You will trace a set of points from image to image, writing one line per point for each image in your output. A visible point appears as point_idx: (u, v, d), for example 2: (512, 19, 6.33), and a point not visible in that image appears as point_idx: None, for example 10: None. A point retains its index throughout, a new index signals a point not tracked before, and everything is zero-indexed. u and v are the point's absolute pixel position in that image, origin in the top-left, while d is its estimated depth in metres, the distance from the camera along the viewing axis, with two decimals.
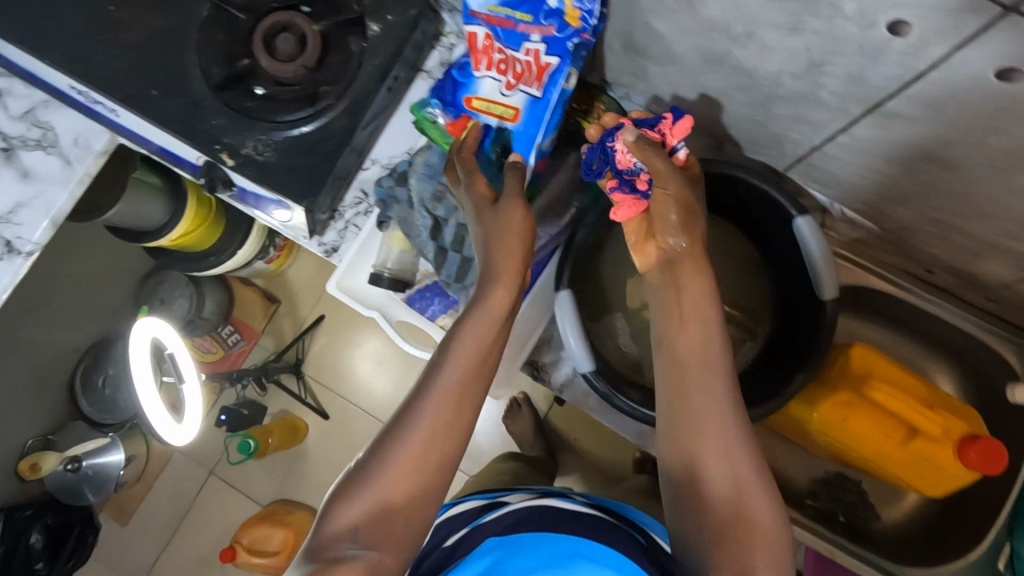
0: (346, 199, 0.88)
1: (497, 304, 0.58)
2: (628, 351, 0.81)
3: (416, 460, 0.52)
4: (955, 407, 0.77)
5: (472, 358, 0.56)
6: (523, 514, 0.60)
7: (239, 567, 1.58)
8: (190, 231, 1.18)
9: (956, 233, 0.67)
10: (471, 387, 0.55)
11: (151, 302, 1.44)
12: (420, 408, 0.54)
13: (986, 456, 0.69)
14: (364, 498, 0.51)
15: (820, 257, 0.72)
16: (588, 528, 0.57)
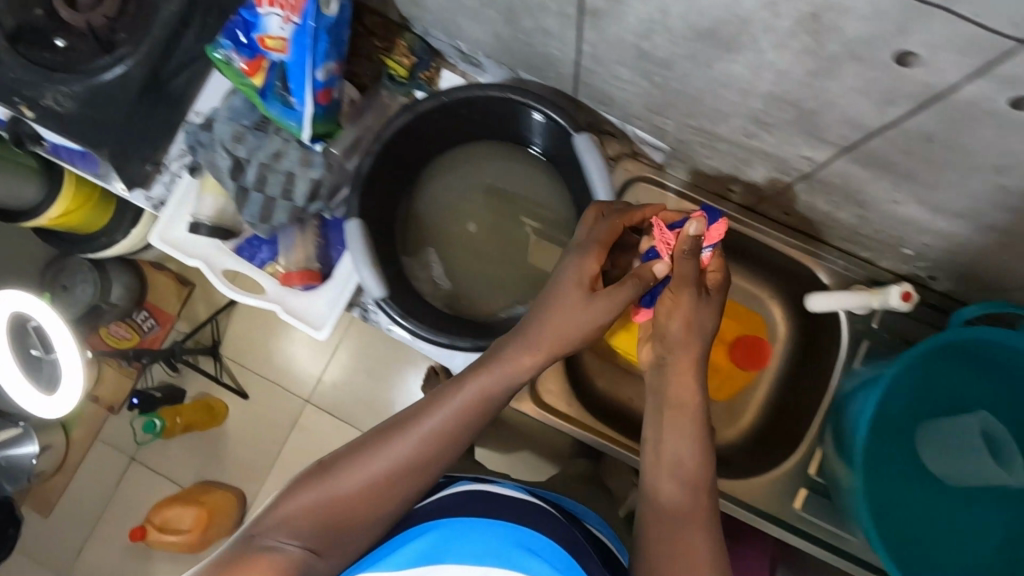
0: (170, 151, 0.90)
1: (475, 392, 0.59)
2: (440, 283, 0.82)
3: (383, 481, 0.56)
4: (739, 313, 0.93)
5: (477, 397, 0.59)
6: (474, 502, 0.59)
7: (152, 546, 1.47)
8: (71, 209, 1.07)
9: (719, 140, 0.68)
10: (453, 426, 0.58)
11: (53, 287, 1.42)
12: (402, 435, 0.57)
13: (750, 351, 0.92)
14: (323, 490, 0.55)
15: (596, 173, 0.71)
16: (524, 515, 0.58)
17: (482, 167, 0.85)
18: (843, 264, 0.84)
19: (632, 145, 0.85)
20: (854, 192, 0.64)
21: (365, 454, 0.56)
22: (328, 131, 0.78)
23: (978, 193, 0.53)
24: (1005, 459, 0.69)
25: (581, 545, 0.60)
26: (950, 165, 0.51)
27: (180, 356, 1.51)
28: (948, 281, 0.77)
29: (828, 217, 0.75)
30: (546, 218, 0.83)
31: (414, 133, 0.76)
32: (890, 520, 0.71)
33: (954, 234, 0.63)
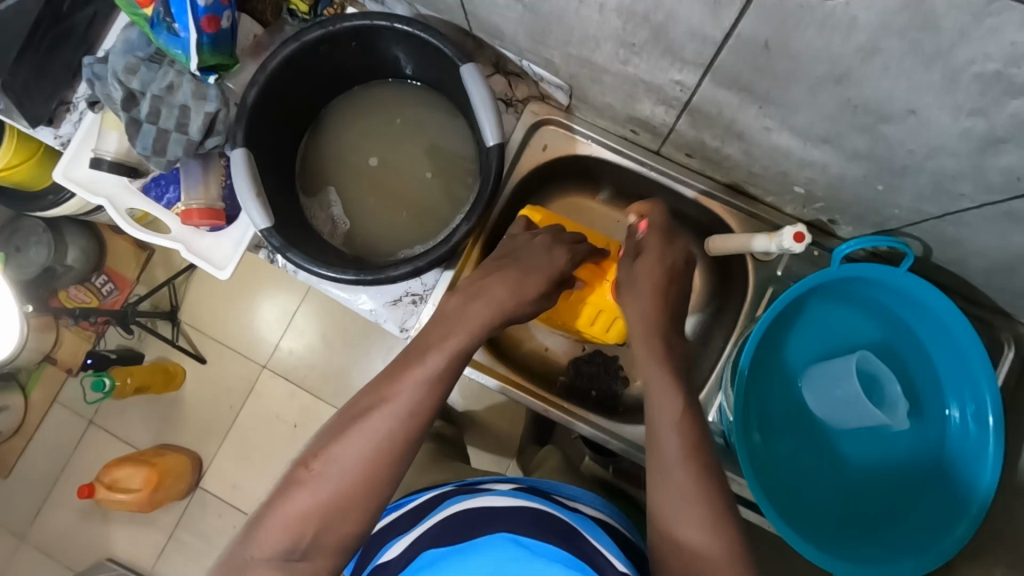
0: (78, 90, 0.89)
1: (445, 359, 0.60)
2: (339, 223, 0.85)
3: (376, 463, 0.53)
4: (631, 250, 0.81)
5: (442, 366, 0.60)
6: (474, 516, 0.55)
7: (101, 506, 1.40)
8: (14, 165, 1.03)
9: (602, 71, 0.68)
10: (436, 400, 0.58)
11: (6, 247, 1.35)
12: (380, 413, 0.55)
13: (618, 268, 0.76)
14: (322, 484, 0.52)
15: (480, 103, 0.71)
16: (524, 522, 0.54)
17: (381, 109, 0.87)
18: (749, 212, 0.82)
19: (539, 87, 0.82)
20: (729, 121, 0.63)
21: (347, 445, 0.54)
22: (222, 64, 0.78)
23: (829, 110, 0.53)
24: (882, 399, 0.69)
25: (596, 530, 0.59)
26: (793, 77, 0.51)
27: (133, 318, 1.42)
28: (847, 225, 0.75)
29: (721, 156, 0.74)
30: (440, 159, 0.87)
31: (301, 66, 0.75)
32: (769, 460, 0.72)
33: (827, 164, 0.63)
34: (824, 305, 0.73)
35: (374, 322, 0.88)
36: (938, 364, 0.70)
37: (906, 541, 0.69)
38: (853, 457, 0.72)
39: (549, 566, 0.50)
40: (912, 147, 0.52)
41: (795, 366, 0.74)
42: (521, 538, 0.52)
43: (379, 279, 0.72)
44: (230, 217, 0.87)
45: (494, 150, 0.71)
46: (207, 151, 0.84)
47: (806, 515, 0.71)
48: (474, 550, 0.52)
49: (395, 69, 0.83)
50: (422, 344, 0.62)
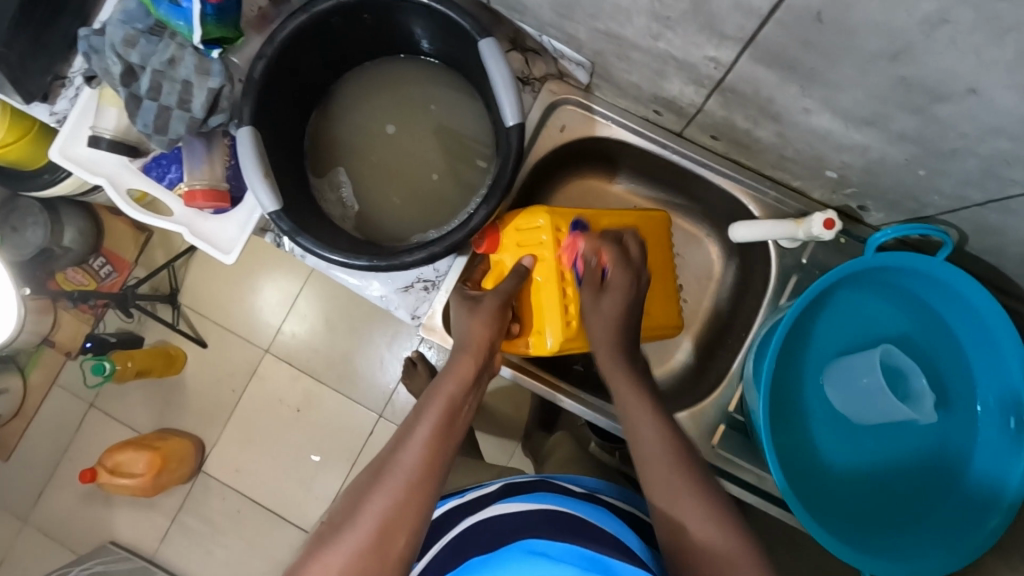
0: (73, 64, 0.84)
1: (448, 394, 0.62)
2: (348, 205, 0.82)
3: (404, 501, 0.53)
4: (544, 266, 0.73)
5: (448, 398, 0.62)
6: (499, 530, 0.55)
7: (103, 489, 1.38)
8: (6, 143, 0.99)
9: (630, 47, 0.64)
10: (445, 435, 0.59)
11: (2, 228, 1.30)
12: (402, 456, 0.56)
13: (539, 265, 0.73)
14: (348, 538, 0.51)
15: (499, 80, 0.67)
16: (543, 525, 0.53)
17: (391, 87, 0.83)
18: (775, 196, 0.79)
19: (558, 65, 0.78)
20: (765, 100, 0.60)
21: (370, 492, 0.53)
22: (227, 38, 0.74)
23: (879, 89, 0.50)
24: (908, 393, 0.67)
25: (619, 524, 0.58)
26: (842, 52, 0.48)
27: (133, 302, 1.39)
28: (879, 212, 0.73)
29: (751, 138, 0.70)
30: (452, 142, 0.83)
31: (311, 40, 0.71)
32: (792, 458, 0.70)
33: (868, 148, 0.60)
34: (851, 296, 0.71)
35: (384, 309, 0.85)
36: (970, 356, 0.68)
37: (934, 538, 0.67)
38: (880, 455, 0.70)
39: (560, 569, 0.48)
40: (966, 130, 0.50)
41: (819, 358, 0.72)
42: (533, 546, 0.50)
43: (393, 265, 0.69)
44: (235, 199, 0.84)
45: (514, 130, 0.68)
46: (211, 129, 0.80)
47: (839, 508, 0.69)
48: (492, 563, 0.51)
49: (408, 43, 0.79)
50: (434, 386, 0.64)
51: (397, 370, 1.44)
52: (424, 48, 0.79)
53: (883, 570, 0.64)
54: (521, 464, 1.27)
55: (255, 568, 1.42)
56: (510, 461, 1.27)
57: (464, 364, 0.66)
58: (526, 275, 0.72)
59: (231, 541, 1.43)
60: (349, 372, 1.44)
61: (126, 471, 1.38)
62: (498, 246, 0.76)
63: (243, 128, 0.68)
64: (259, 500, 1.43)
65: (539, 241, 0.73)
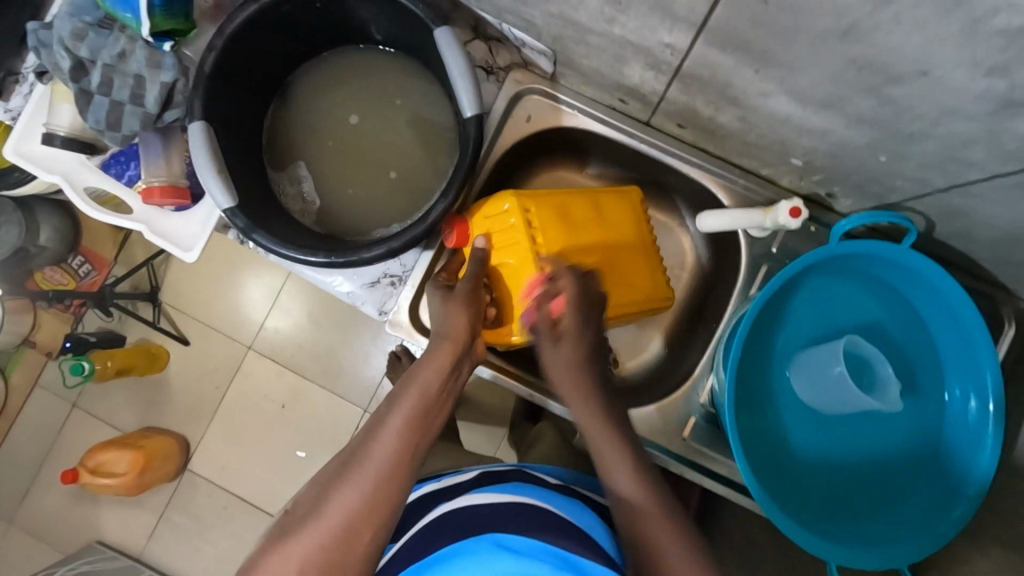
0: (26, 60, 0.83)
1: (425, 384, 0.59)
2: (310, 199, 0.80)
3: (370, 498, 0.51)
4: (518, 244, 0.70)
5: (428, 390, 0.59)
6: (471, 519, 0.54)
7: (87, 489, 1.38)
8: None
9: (589, 33, 0.63)
10: (421, 424, 0.56)
11: None
12: (373, 446, 0.53)
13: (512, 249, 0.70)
14: (314, 530, 0.49)
15: (454, 68, 0.65)
16: (521, 520, 0.53)
17: (353, 79, 0.82)
18: (744, 184, 0.78)
19: (521, 53, 0.77)
20: (724, 86, 0.59)
21: (337, 486, 0.51)
22: (178, 29, 0.72)
23: (832, 71, 0.49)
24: (874, 381, 0.68)
25: (592, 519, 0.58)
26: (792, 34, 0.46)
27: (112, 301, 1.38)
28: (847, 198, 0.72)
29: (716, 125, 0.69)
30: (415, 134, 0.82)
31: (262, 30, 0.69)
32: (762, 448, 0.69)
33: (829, 133, 0.59)
34: (819, 285, 0.70)
35: (352, 305, 0.84)
36: (937, 343, 0.68)
37: (902, 526, 0.67)
38: (850, 441, 0.69)
39: (533, 566, 0.48)
40: (922, 111, 0.48)
41: (787, 348, 0.71)
42: (507, 541, 0.50)
43: (352, 261, 0.68)
44: (196, 196, 0.82)
45: (470, 121, 0.66)
46: (168, 124, 0.78)
47: (810, 496, 0.69)
48: (462, 554, 0.51)
49: (366, 32, 0.77)
50: (410, 373, 0.61)
51: (381, 363, 1.42)
52: (378, 37, 0.78)
53: (851, 559, 0.64)
54: (506, 456, 1.26)
55: (243, 563, 1.41)
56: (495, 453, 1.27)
57: (442, 354, 0.63)
58: (483, 257, 0.71)
59: (218, 538, 1.43)
60: (332, 366, 1.43)
61: (109, 470, 1.37)
62: (467, 233, 0.74)
63: (196, 124, 0.67)
64: (247, 496, 1.43)
65: (507, 224, 0.70)
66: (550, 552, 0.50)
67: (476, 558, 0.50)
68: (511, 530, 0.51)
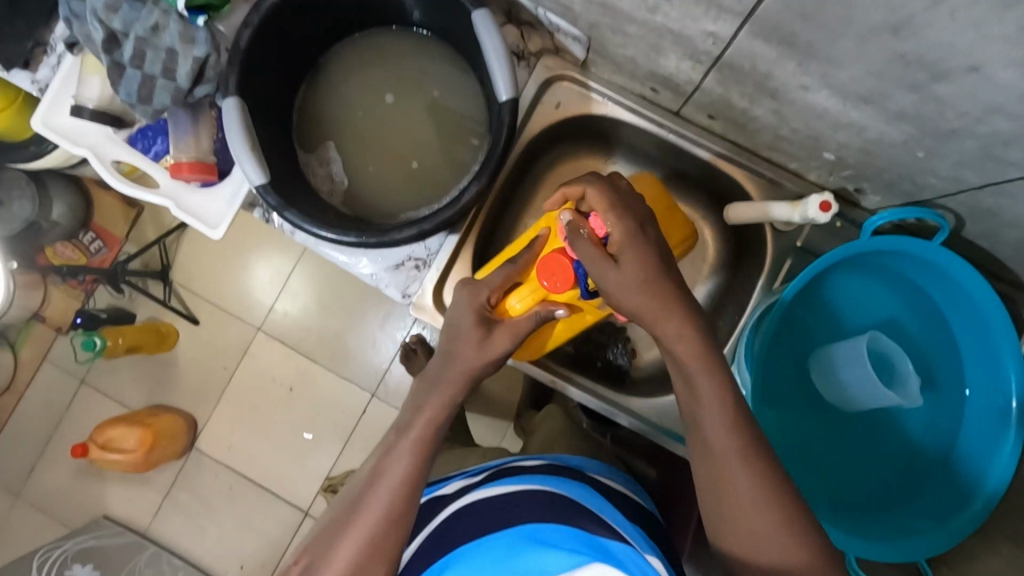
0: (54, 31, 0.82)
1: (421, 425, 0.59)
2: (338, 179, 0.80)
3: (370, 550, 0.52)
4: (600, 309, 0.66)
5: (432, 427, 0.59)
6: (489, 511, 0.55)
7: (95, 465, 1.38)
8: None
9: (626, 20, 0.63)
10: (422, 469, 0.57)
11: None
12: (372, 496, 0.55)
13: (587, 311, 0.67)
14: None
15: (490, 51, 0.65)
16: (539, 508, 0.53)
17: (382, 61, 0.81)
18: (772, 177, 0.78)
19: (553, 39, 0.77)
20: (763, 78, 0.59)
21: (339, 537, 0.53)
22: (212, 4, 0.72)
23: (878, 65, 0.49)
24: (894, 377, 0.67)
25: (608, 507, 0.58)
26: (841, 27, 0.46)
27: (123, 278, 1.38)
28: (875, 195, 0.72)
29: (749, 118, 0.69)
30: (445, 117, 0.81)
31: (297, 8, 0.69)
32: (782, 442, 0.70)
33: (866, 128, 0.59)
34: (846, 281, 0.70)
35: (375, 287, 0.84)
36: (960, 341, 0.68)
37: (919, 521, 0.67)
38: (868, 436, 0.70)
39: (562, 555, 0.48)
40: (966, 109, 0.48)
41: (810, 346, 0.72)
42: (539, 530, 0.50)
43: (382, 241, 0.68)
44: (222, 173, 0.82)
45: (506, 106, 0.66)
46: (197, 100, 0.78)
47: (824, 491, 0.70)
48: (482, 546, 0.51)
49: (401, 13, 0.77)
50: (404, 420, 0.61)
51: (389, 348, 1.43)
52: (418, 20, 0.77)
53: (870, 551, 0.64)
54: (513, 444, 1.27)
55: (246, 543, 1.42)
56: (502, 441, 1.27)
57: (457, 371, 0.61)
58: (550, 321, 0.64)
59: (224, 516, 1.44)
60: (341, 350, 1.44)
61: (118, 446, 1.38)
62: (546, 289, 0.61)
63: (231, 100, 0.66)
64: (252, 476, 1.43)
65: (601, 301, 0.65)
66: (575, 536, 0.49)
67: (494, 554, 0.50)
68: (532, 516, 0.52)
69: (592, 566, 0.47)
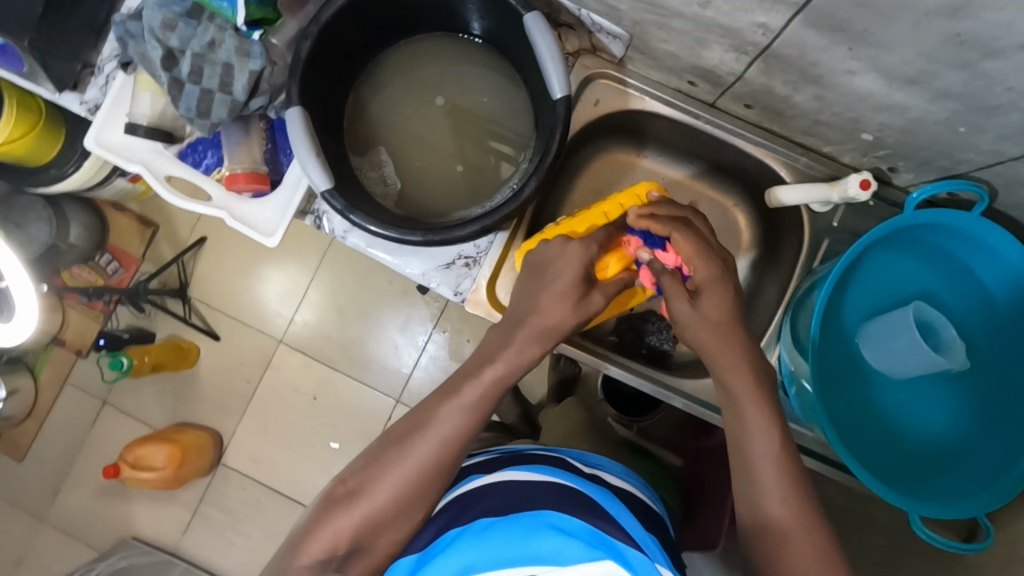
0: (103, 51, 0.84)
1: (489, 380, 0.59)
2: (390, 182, 0.83)
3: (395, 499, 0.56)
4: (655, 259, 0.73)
5: None
6: (505, 492, 0.56)
7: (126, 484, 1.39)
8: (14, 137, 0.98)
9: (674, 16, 0.66)
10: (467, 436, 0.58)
11: None
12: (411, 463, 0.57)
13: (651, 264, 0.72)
14: (356, 507, 0.55)
15: (545, 52, 0.68)
16: (563, 500, 0.54)
17: (423, 65, 0.84)
18: (806, 161, 0.81)
19: (592, 39, 0.80)
20: (810, 64, 0.62)
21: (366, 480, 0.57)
22: (267, 18, 0.74)
23: (930, 46, 0.52)
24: (938, 344, 0.71)
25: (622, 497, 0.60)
26: (898, 12, 0.50)
27: (145, 296, 1.40)
28: (909, 172, 0.76)
29: (788, 104, 0.73)
30: (491, 118, 0.84)
31: (355, 17, 0.71)
32: (837, 413, 0.73)
33: (908, 107, 0.62)
34: (884, 256, 0.74)
35: (424, 287, 0.85)
36: (995, 306, 0.72)
37: (972, 476, 0.71)
38: (914, 402, 0.74)
39: (574, 544, 0.50)
40: (1013, 84, 0.52)
41: (853, 320, 0.75)
42: (556, 518, 0.52)
43: (446, 238, 0.70)
44: (274, 182, 0.84)
45: (561, 103, 0.69)
46: (249, 112, 0.80)
47: (880, 459, 0.73)
48: (501, 523, 0.52)
49: (450, 21, 0.80)
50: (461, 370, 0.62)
51: (412, 355, 1.44)
52: (475, 29, 0.80)
53: (932, 511, 0.67)
54: None
55: None
56: None
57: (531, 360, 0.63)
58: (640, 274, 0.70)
59: (253, 529, 1.44)
60: (367, 357, 1.45)
61: (148, 464, 1.38)
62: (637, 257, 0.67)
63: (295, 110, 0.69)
64: (280, 488, 1.44)
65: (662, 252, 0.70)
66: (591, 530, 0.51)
67: (510, 532, 0.51)
68: (552, 507, 0.53)
69: (602, 562, 0.48)
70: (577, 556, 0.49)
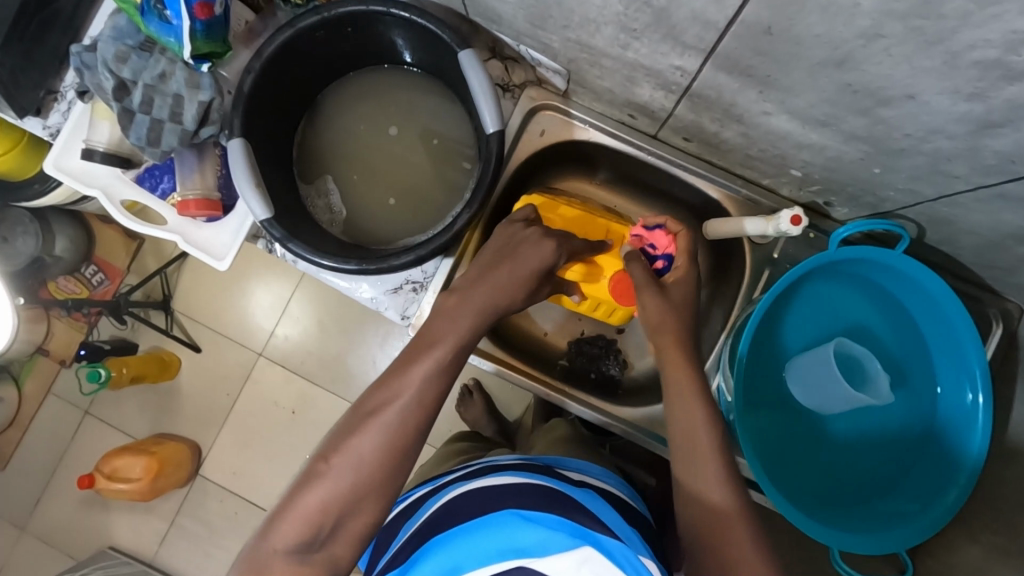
0: (66, 79, 0.86)
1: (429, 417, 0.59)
2: (336, 210, 0.85)
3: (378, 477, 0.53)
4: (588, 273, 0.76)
5: None
6: (474, 500, 0.53)
7: (102, 494, 1.40)
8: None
9: (602, 55, 0.68)
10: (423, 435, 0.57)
11: None
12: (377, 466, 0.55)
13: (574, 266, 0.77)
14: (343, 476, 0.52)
15: (478, 88, 0.70)
16: (541, 498, 0.52)
17: (366, 95, 0.86)
18: (746, 194, 0.82)
19: (536, 72, 0.82)
20: (729, 104, 0.64)
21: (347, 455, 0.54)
22: (216, 52, 0.75)
23: (829, 93, 0.54)
24: (865, 378, 0.71)
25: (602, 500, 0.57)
26: (794, 61, 0.51)
27: (126, 309, 1.40)
28: (843, 207, 0.77)
29: (719, 139, 0.74)
30: (436, 145, 0.86)
31: (296, 53, 0.73)
32: (767, 448, 0.74)
33: (824, 147, 0.64)
34: (814, 290, 0.75)
35: (375, 310, 0.87)
36: (928, 342, 0.72)
37: (907, 501, 0.71)
38: (846, 432, 0.74)
39: (555, 535, 0.47)
40: (909, 130, 0.53)
41: (783, 356, 0.76)
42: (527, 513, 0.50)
43: (381, 268, 0.72)
44: (226, 207, 0.86)
45: (493, 138, 0.70)
46: (202, 140, 0.82)
47: (810, 489, 0.74)
48: (481, 526, 0.49)
49: (392, 54, 0.82)
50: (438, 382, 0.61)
51: None
52: (409, 58, 0.82)
53: (861, 545, 0.68)
54: None
55: None
56: None
57: None
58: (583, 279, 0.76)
59: (229, 541, 1.45)
60: (344, 372, 1.47)
61: (124, 475, 1.40)
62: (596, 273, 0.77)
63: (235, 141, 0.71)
64: (258, 501, 1.45)
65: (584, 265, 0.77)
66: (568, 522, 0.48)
67: (495, 532, 0.48)
68: (523, 504, 0.51)
69: (581, 548, 0.47)
70: (555, 546, 0.47)
